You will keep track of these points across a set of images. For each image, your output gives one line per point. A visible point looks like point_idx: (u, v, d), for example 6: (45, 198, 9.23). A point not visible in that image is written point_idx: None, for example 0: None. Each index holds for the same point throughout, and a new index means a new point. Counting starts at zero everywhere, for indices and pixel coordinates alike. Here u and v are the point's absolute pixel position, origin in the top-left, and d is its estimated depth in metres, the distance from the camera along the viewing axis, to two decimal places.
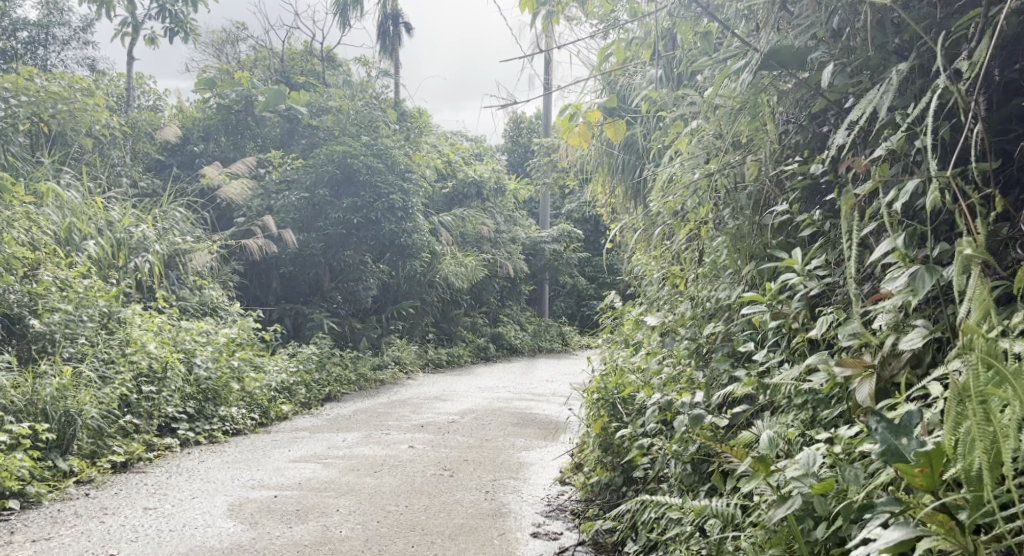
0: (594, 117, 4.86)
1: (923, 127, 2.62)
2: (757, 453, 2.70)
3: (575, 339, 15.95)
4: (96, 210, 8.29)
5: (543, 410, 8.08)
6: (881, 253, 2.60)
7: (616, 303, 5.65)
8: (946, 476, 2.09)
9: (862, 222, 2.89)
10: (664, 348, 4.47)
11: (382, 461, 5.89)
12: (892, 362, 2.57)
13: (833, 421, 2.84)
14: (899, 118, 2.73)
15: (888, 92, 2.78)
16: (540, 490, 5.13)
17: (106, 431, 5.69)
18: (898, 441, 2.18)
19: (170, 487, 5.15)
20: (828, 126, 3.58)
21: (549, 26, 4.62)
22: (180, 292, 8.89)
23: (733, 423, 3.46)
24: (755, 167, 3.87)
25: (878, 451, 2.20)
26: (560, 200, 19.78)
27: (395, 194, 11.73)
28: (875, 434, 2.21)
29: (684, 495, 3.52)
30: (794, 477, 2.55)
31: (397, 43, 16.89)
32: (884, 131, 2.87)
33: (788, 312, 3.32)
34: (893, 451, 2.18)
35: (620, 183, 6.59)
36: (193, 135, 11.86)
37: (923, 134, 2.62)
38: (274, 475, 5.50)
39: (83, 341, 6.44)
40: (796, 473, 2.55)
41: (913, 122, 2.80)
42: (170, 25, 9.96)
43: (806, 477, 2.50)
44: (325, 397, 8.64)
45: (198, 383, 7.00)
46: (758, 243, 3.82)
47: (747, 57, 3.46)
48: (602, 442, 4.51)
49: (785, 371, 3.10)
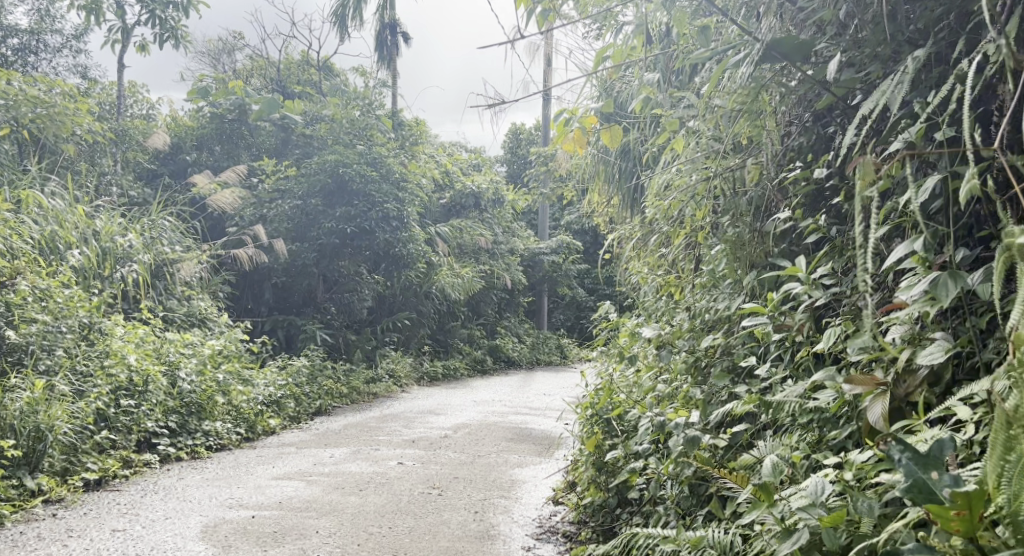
0: (591, 120, 4.61)
1: (944, 119, 2.39)
2: (758, 481, 2.43)
3: (574, 351, 15.67)
4: (82, 219, 8.06)
5: (539, 425, 7.83)
6: (896, 258, 2.38)
7: (612, 313, 5.37)
8: (986, 517, 1.89)
9: (874, 225, 2.66)
10: (661, 362, 4.24)
11: (368, 478, 5.65)
12: (908, 379, 2.36)
13: (842, 443, 2.63)
14: (917, 108, 2.50)
15: (903, 82, 2.55)
16: (531, 510, 4.89)
17: (79, 447, 5.47)
18: (927, 475, 1.94)
19: (144, 507, 4.91)
20: (833, 126, 3.38)
21: (543, 23, 4.47)
22: (167, 302, 8.65)
23: (734, 442, 3.25)
24: (757, 171, 3.65)
25: (903, 484, 1.95)
26: (560, 211, 19.55)
27: (389, 203, 11.42)
28: (899, 465, 1.96)
29: (681, 520, 3.32)
30: (799, 507, 2.30)
31: (395, 53, 16.59)
32: (897, 126, 2.65)
33: (791, 324, 3.13)
34: (922, 487, 1.94)
35: (618, 192, 6.36)
36: (186, 143, 11.69)
37: (943, 127, 2.40)
38: (254, 493, 5.27)
39: (61, 353, 6.20)
40: (803, 503, 2.30)
41: (929, 113, 2.58)
42: (160, 32, 9.76)
43: (814, 508, 2.25)
44: (316, 411, 8.38)
45: (181, 397, 6.77)
46: (760, 250, 3.63)
47: (748, 49, 3.24)
48: (595, 460, 4.24)
49: (788, 388, 2.89)
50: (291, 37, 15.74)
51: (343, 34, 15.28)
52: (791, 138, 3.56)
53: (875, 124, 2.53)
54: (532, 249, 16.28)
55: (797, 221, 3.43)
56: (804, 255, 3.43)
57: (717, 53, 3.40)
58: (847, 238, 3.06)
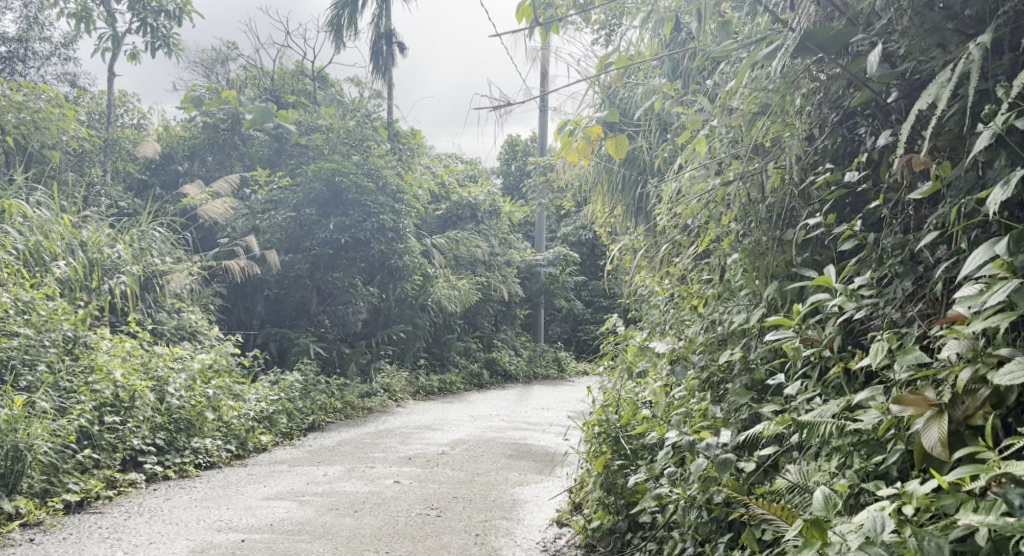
0: (595, 132, 4.36)
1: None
2: (810, 518, 2.28)
3: (571, 365, 15.39)
4: (68, 230, 7.82)
5: (539, 441, 7.59)
6: (975, 263, 2.30)
7: (618, 326, 5.13)
8: None
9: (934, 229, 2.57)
10: (674, 378, 4.00)
11: (364, 498, 5.40)
12: (966, 400, 2.29)
13: (886, 468, 2.50)
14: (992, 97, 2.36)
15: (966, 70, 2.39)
16: (535, 533, 4.64)
17: (60, 467, 5.21)
18: None
19: (127, 530, 4.66)
20: (863, 127, 3.21)
21: (547, 34, 4.25)
22: (157, 315, 8.39)
23: (760, 465, 3.06)
24: (778, 176, 3.41)
25: None
26: (557, 223, 19.33)
27: (386, 214, 11.21)
28: None
29: (700, 548, 3.10)
30: (856, 546, 2.17)
31: (391, 63, 16.24)
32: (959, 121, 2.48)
33: (819, 339, 2.99)
34: None
35: (621, 201, 6.13)
36: (178, 154, 11.55)
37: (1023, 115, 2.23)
38: (245, 515, 5.01)
39: (43, 368, 5.93)
40: (859, 541, 2.18)
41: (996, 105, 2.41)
42: (151, 41, 9.52)
43: (875, 547, 2.13)
44: (309, 427, 8.10)
45: (170, 413, 6.52)
46: (780, 260, 3.41)
47: (783, 41, 3.02)
48: (604, 481, 3.96)
49: (820, 407, 2.74)
50: (285, 47, 15.50)
51: (339, 44, 15.04)
52: (817, 139, 3.36)
53: (935, 118, 2.40)
54: (529, 261, 16.03)
55: (827, 228, 3.24)
56: (831, 264, 3.23)
57: (742, 46, 3.21)
58: (883, 246, 2.89)
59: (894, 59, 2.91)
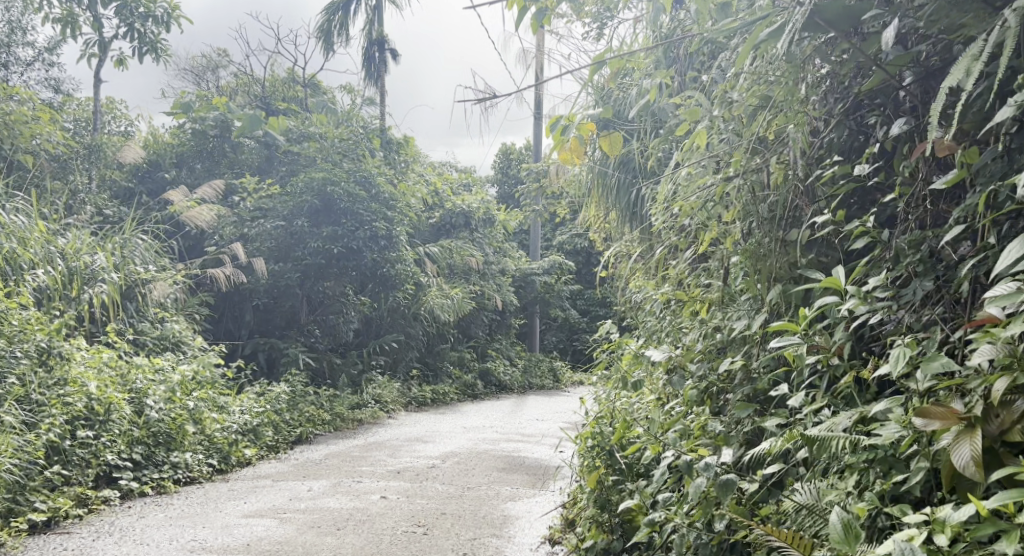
0: (589, 127, 4.02)
1: None
2: None
3: (566, 375, 15.13)
4: (47, 237, 7.55)
5: (532, 453, 7.35)
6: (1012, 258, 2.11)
7: (612, 334, 4.88)
8: None
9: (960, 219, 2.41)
10: (672, 388, 3.76)
11: (348, 515, 5.15)
12: (1000, 414, 2.10)
13: (908, 489, 2.29)
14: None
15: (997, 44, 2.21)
16: (525, 552, 4.39)
17: (27, 484, 4.97)
18: None
19: (94, 552, 4.41)
20: (875, 116, 3.01)
21: (539, 25, 3.95)
22: (139, 325, 8.12)
23: (765, 484, 2.84)
24: (782, 172, 3.19)
25: None
26: (553, 231, 19.16)
27: (378, 222, 10.99)
28: None
29: None
30: None
31: (383, 70, 16.02)
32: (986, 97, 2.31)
33: (826, 346, 2.78)
34: None
35: (615, 207, 5.87)
36: (165, 161, 11.29)
37: None
38: (220, 534, 4.76)
39: (13, 381, 5.67)
40: None
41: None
42: (138, 46, 9.27)
43: None
44: (295, 439, 7.83)
45: (148, 426, 6.25)
46: (784, 261, 3.18)
47: (791, 18, 2.81)
48: (597, 497, 3.69)
49: (832, 421, 2.52)
50: (276, 54, 15.27)
51: (330, 50, 14.82)
52: (823, 131, 3.15)
53: (963, 94, 2.22)
54: (524, 270, 15.80)
55: (837, 226, 3.02)
56: (838, 266, 3.03)
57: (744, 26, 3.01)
58: (899, 245, 2.69)
59: (912, 43, 2.73)
